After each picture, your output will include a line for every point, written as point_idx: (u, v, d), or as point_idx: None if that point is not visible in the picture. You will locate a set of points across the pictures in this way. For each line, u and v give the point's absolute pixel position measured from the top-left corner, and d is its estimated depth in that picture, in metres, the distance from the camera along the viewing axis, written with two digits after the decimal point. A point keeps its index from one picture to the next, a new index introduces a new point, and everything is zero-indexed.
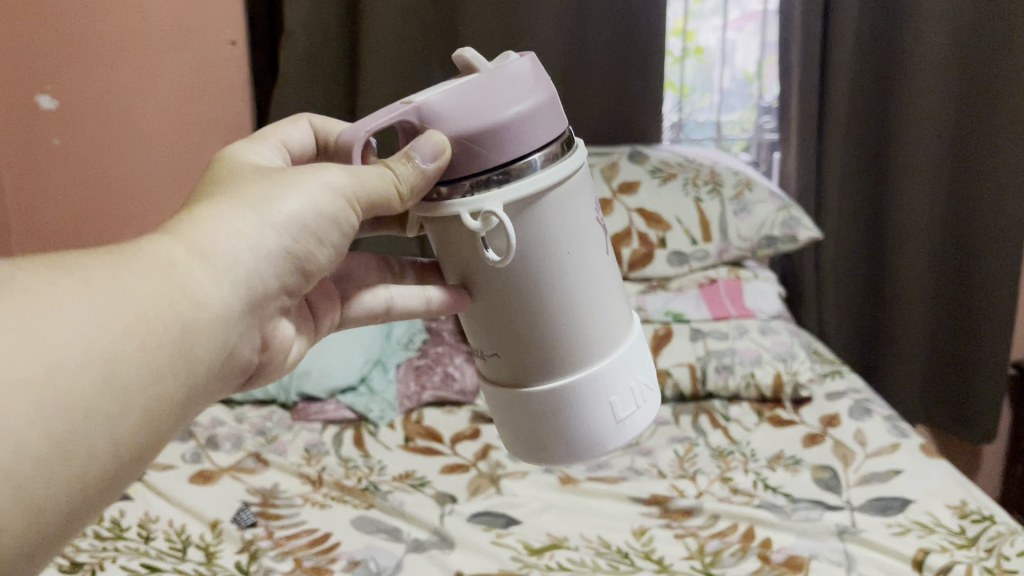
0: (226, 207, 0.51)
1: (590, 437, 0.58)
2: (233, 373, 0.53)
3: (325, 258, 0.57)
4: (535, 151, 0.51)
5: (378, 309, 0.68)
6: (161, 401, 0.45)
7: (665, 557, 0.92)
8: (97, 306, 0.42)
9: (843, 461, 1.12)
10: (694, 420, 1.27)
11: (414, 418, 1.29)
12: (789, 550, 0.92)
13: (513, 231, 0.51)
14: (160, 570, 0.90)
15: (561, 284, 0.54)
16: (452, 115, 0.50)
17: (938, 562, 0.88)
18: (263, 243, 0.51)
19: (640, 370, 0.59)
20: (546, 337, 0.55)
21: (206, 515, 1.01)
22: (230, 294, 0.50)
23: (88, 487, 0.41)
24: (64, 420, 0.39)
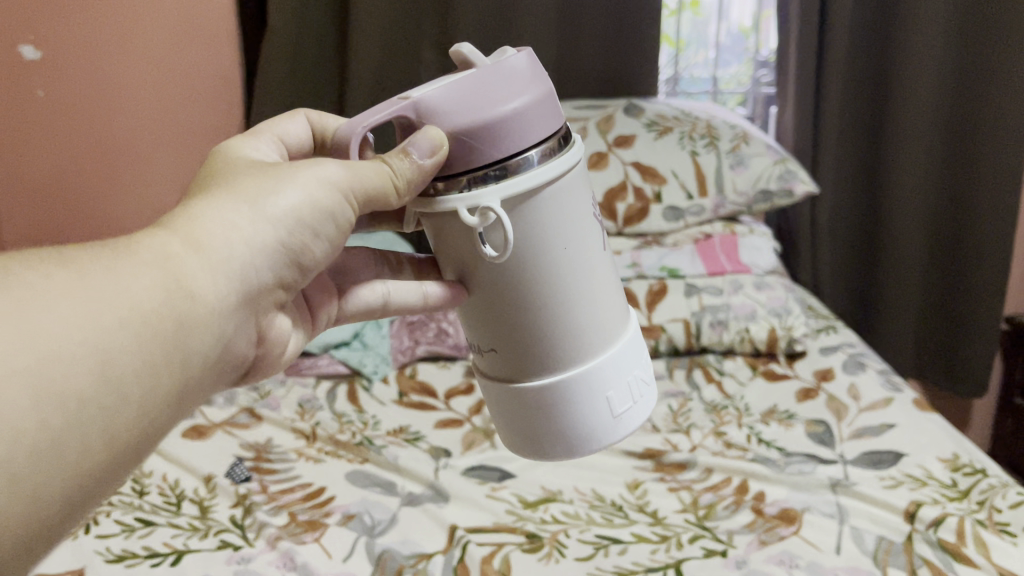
0: (221, 201, 0.50)
1: (587, 434, 0.56)
2: (228, 366, 0.52)
3: (321, 253, 0.55)
4: (532, 147, 0.50)
5: (376, 304, 0.67)
6: (159, 393, 0.44)
7: (659, 510, 0.93)
8: (92, 299, 0.41)
9: (837, 415, 1.12)
10: (688, 374, 1.27)
11: (408, 373, 1.30)
12: (782, 503, 0.93)
13: (510, 227, 0.50)
14: (154, 524, 0.90)
15: (558, 280, 0.53)
16: (449, 109, 0.49)
17: (930, 514, 0.89)
18: (259, 238, 0.50)
19: (638, 365, 0.58)
20: (544, 331, 0.54)
21: (200, 470, 1.01)
22: (225, 286, 0.49)
23: (89, 482, 0.41)
24: (63, 413, 0.39)
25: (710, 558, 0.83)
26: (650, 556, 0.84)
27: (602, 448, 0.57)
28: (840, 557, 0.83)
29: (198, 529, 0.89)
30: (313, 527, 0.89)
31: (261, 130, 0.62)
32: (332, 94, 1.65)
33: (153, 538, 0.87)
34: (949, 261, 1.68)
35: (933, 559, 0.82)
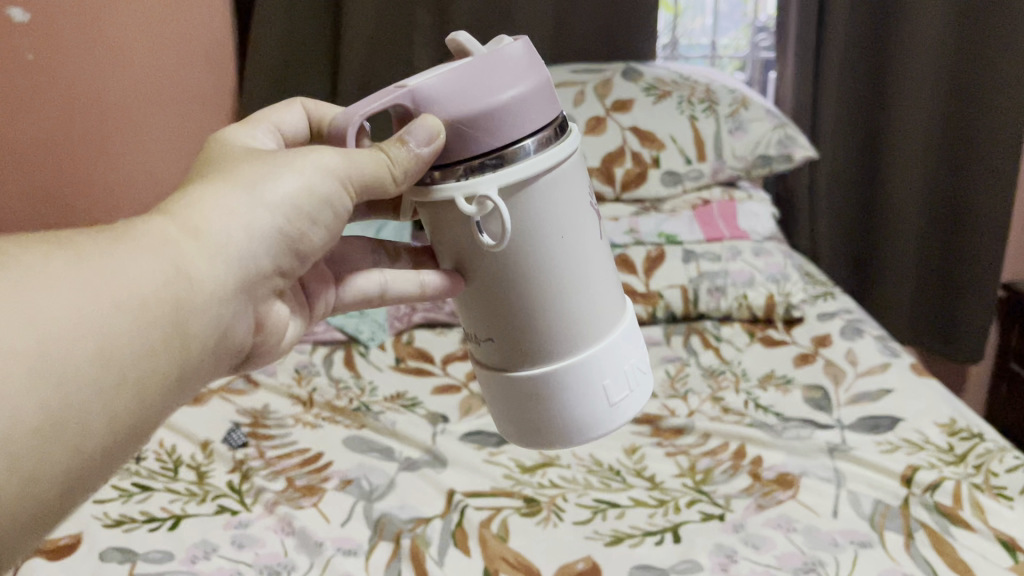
0: (217, 188, 0.49)
1: (585, 424, 0.55)
2: (227, 353, 0.51)
3: (320, 241, 0.53)
4: (528, 136, 0.49)
5: (372, 294, 0.64)
6: (158, 377, 0.43)
7: (657, 475, 0.93)
8: (90, 283, 0.40)
9: (834, 380, 1.12)
10: (685, 340, 1.27)
11: (405, 339, 1.29)
12: (780, 468, 0.93)
13: (508, 217, 0.49)
14: (151, 489, 0.90)
15: (555, 267, 0.51)
16: (446, 98, 0.48)
17: (926, 478, 0.89)
18: (256, 226, 0.49)
19: (636, 354, 0.57)
20: (541, 320, 0.52)
21: (196, 436, 1.00)
22: (224, 271, 0.48)
23: (86, 467, 0.40)
24: (60, 395, 0.38)
25: (708, 522, 0.84)
26: (648, 520, 0.84)
27: (599, 437, 0.56)
28: (836, 520, 0.84)
29: (196, 494, 0.89)
30: (311, 492, 0.89)
31: (257, 120, 0.60)
32: (327, 55, 1.63)
33: (151, 503, 0.87)
34: (948, 227, 1.67)
35: (930, 522, 0.82)
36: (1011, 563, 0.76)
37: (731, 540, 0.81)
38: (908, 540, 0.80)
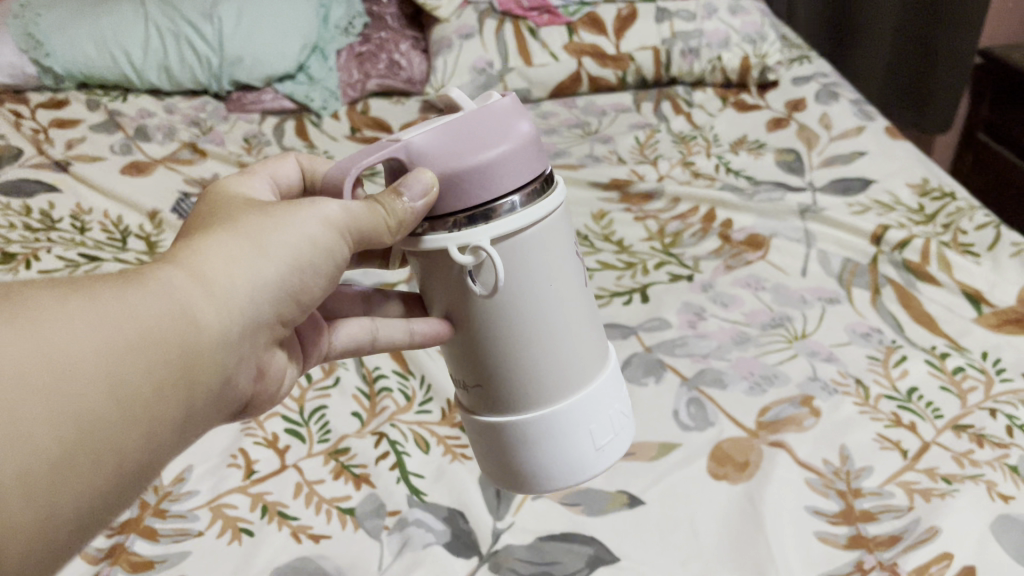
0: (221, 235, 0.38)
1: (568, 471, 0.44)
2: (226, 408, 0.40)
3: (321, 292, 0.42)
4: (526, 189, 0.39)
5: (363, 341, 0.51)
6: (163, 436, 0.33)
7: (625, 240, 0.91)
8: (97, 321, 0.31)
9: (807, 144, 1.09)
10: (656, 106, 1.23)
11: (360, 109, 1.24)
12: (751, 230, 0.91)
13: (503, 269, 0.39)
14: (99, 260, 0.83)
15: (547, 308, 0.42)
16: (446, 153, 0.38)
17: (897, 236, 0.87)
18: (263, 280, 0.37)
19: (622, 394, 0.47)
20: (518, 361, 0.42)
21: (143, 206, 0.94)
22: (232, 320, 0.36)
23: (66, 536, 0.30)
24: (58, 443, 0.29)
25: (676, 283, 0.83)
26: (615, 282, 0.83)
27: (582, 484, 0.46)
28: (805, 279, 0.83)
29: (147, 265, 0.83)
30: None
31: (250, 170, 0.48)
32: None
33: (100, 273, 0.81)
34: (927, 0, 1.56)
35: (896, 279, 0.82)
36: (974, 316, 0.77)
37: (699, 299, 0.80)
38: (875, 296, 0.80)
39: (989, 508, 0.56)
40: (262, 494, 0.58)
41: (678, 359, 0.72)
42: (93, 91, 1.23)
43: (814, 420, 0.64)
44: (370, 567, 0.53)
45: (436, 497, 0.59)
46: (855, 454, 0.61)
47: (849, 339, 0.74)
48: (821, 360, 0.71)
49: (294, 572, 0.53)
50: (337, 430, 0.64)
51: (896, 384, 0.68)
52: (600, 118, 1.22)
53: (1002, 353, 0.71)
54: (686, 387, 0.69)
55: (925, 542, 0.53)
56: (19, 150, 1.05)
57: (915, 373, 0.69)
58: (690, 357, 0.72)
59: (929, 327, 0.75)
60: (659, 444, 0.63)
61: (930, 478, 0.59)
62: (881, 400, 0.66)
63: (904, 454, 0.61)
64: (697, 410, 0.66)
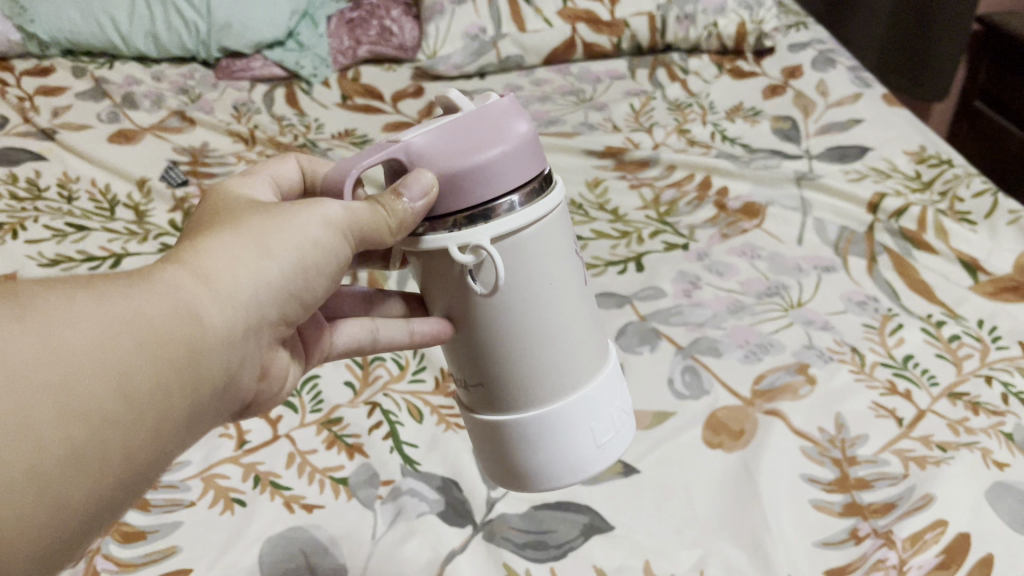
0: (223, 235, 0.37)
1: (567, 470, 0.44)
2: (228, 406, 0.40)
3: (323, 290, 0.42)
4: (526, 188, 0.39)
5: (364, 341, 0.51)
6: (168, 434, 0.33)
7: (620, 208, 0.90)
8: (102, 321, 0.31)
9: (804, 111, 1.07)
10: (651, 73, 1.21)
11: (351, 76, 1.22)
12: (746, 198, 0.91)
13: (504, 268, 0.39)
14: (87, 230, 0.82)
15: (547, 306, 0.41)
16: (446, 153, 0.38)
17: (894, 204, 0.86)
18: (265, 280, 0.37)
19: (622, 392, 0.46)
20: (518, 359, 0.42)
21: (131, 175, 0.92)
22: (235, 320, 0.36)
23: (73, 533, 0.30)
24: (67, 440, 0.29)
25: (672, 253, 0.82)
26: (610, 251, 0.82)
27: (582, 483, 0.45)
28: (801, 248, 0.83)
29: (136, 234, 0.82)
30: None
31: (249, 171, 0.48)
32: None
33: (88, 243, 0.80)
34: None
35: (893, 247, 0.81)
36: (970, 284, 0.76)
37: (695, 268, 0.79)
38: (871, 264, 0.79)
39: (984, 475, 0.56)
40: (254, 465, 0.58)
41: (673, 328, 0.71)
42: (78, 58, 1.21)
43: (809, 388, 0.64)
44: (363, 536, 0.53)
45: (430, 467, 0.59)
46: (850, 422, 0.61)
47: (845, 307, 0.74)
48: (817, 329, 0.71)
49: (287, 542, 0.52)
50: (329, 399, 0.64)
51: (892, 352, 0.68)
52: (594, 85, 1.20)
53: (998, 321, 0.71)
54: (681, 356, 0.68)
55: (921, 509, 0.53)
56: (4, 118, 1.04)
57: (911, 342, 0.69)
58: (685, 326, 0.72)
59: (925, 295, 0.75)
60: (653, 413, 0.63)
61: (925, 446, 0.59)
62: (876, 367, 0.66)
63: (900, 422, 0.61)
64: (693, 379, 0.66)
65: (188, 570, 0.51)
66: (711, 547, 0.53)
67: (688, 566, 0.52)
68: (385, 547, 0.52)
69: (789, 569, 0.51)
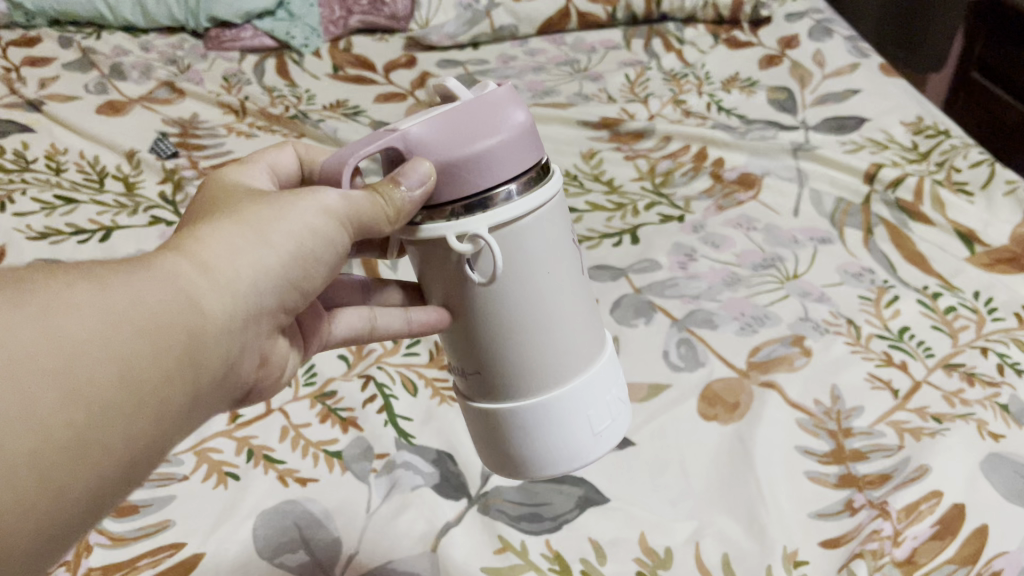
0: (222, 224, 0.37)
1: (563, 459, 0.43)
2: (230, 394, 0.39)
3: (322, 280, 0.41)
4: (524, 175, 0.38)
5: (362, 330, 0.51)
6: (167, 422, 0.33)
7: (615, 179, 0.90)
8: (102, 309, 0.30)
9: (800, 82, 1.06)
10: (647, 44, 1.20)
11: (342, 46, 1.21)
12: (742, 169, 0.90)
13: (501, 257, 0.38)
14: (76, 202, 0.81)
15: (544, 296, 0.41)
16: (446, 142, 0.37)
17: (890, 175, 0.85)
18: (264, 269, 0.37)
19: (618, 380, 0.46)
20: (515, 347, 0.41)
21: (120, 146, 0.91)
22: (235, 309, 0.36)
23: (71, 522, 0.29)
24: (64, 428, 0.28)
25: (667, 224, 0.81)
26: (605, 224, 0.82)
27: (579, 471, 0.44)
28: (797, 219, 0.82)
29: (126, 207, 0.81)
30: None
31: (247, 159, 0.47)
32: None
33: (77, 216, 0.79)
34: None
35: (889, 218, 0.81)
36: (967, 255, 0.76)
37: (690, 240, 0.79)
38: (867, 236, 0.79)
39: (979, 445, 0.56)
40: (248, 439, 0.58)
41: (668, 300, 0.71)
42: (65, 28, 1.19)
43: (805, 360, 0.64)
44: (358, 510, 0.53)
45: (425, 440, 0.58)
46: (845, 393, 0.61)
47: (841, 279, 0.73)
48: (813, 301, 0.70)
49: (281, 516, 0.52)
50: (322, 373, 0.63)
51: (888, 323, 0.68)
52: (589, 55, 1.19)
53: (994, 292, 0.71)
54: (676, 328, 0.68)
55: (916, 480, 0.53)
56: None
57: (907, 313, 0.69)
58: (680, 298, 0.71)
59: (921, 267, 0.75)
60: (649, 385, 0.63)
61: (920, 417, 0.59)
62: (872, 339, 0.66)
63: (895, 394, 0.61)
64: (688, 350, 0.66)
65: (182, 544, 0.50)
66: (707, 519, 0.53)
67: (684, 538, 0.52)
68: (380, 521, 0.52)
69: (784, 541, 0.51)
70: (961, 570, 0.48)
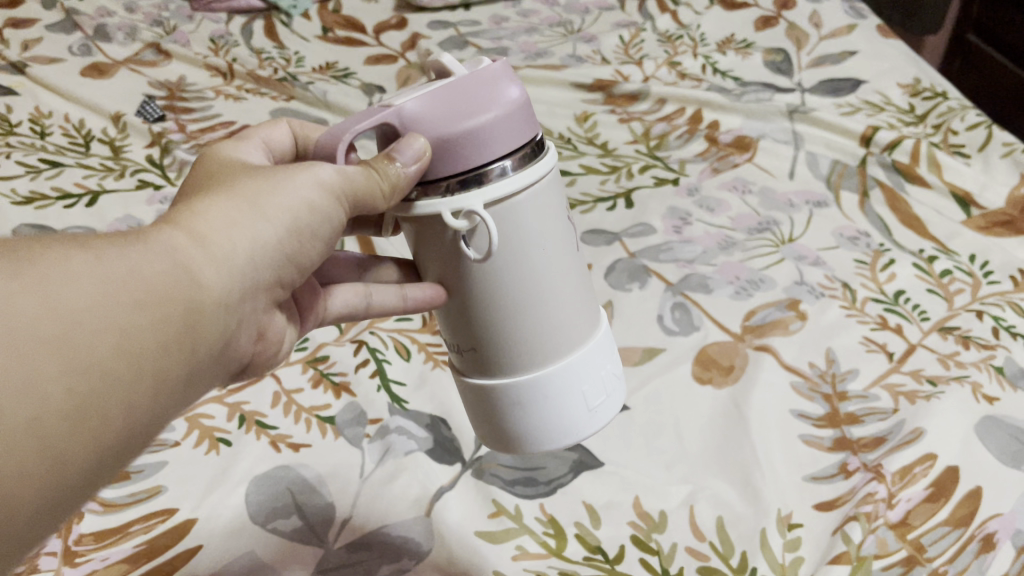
0: (217, 197, 0.36)
1: (559, 434, 0.43)
2: (226, 369, 0.38)
3: (318, 255, 0.40)
4: (521, 151, 0.38)
5: (357, 307, 0.50)
6: (164, 396, 0.32)
7: (609, 143, 0.89)
8: (100, 279, 0.29)
9: (797, 43, 1.05)
10: (641, 4, 1.18)
11: (332, 7, 1.18)
12: (738, 132, 0.89)
13: (497, 232, 0.38)
14: (62, 166, 0.80)
15: (539, 271, 0.40)
16: (441, 117, 0.36)
17: (887, 137, 0.84)
18: (260, 242, 0.36)
19: (613, 355, 0.45)
20: (511, 323, 0.40)
21: (106, 109, 0.89)
22: (232, 283, 0.35)
23: (67, 496, 0.28)
24: (60, 400, 0.27)
25: (662, 188, 0.80)
26: (599, 187, 0.81)
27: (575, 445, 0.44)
28: (793, 182, 0.81)
29: (113, 171, 0.80)
30: None
31: (241, 135, 0.46)
32: None
33: (63, 180, 0.77)
34: None
35: (885, 181, 0.80)
36: (963, 219, 0.76)
37: (685, 203, 0.78)
38: (863, 198, 0.78)
39: (974, 408, 0.55)
40: (239, 405, 0.57)
41: (663, 264, 0.70)
42: None
43: (800, 323, 0.64)
44: (351, 475, 0.53)
45: (418, 404, 0.58)
46: (840, 357, 0.61)
47: (837, 242, 0.73)
48: (808, 264, 0.70)
49: (273, 481, 0.52)
50: (314, 339, 0.63)
51: (884, 287, 0.67)
52: (582, 16, 1.17)
53: (990, 255, 0.70)
54: (670, 292, 0.67)
55: (910, 443, 0.53)
56: None
57: (903, 277, 0.68)
58: (675, 262, 0.71)
59: (917, 230, 0.74)
60: (643, 349, 0.62)
61: (915, 380, 0.59)
62: (867, 303, 0.66)
63: (890, 357, 0.61)
64: (682, 315, 0.65)
65: (174, 510, 0.50)
66: (701, 482, 0.53)
67: (679, 501, 0.52)
68: (374, 486, 0.52)
69: (779, 504, 0.51)
70: (954, 532, 0.48)
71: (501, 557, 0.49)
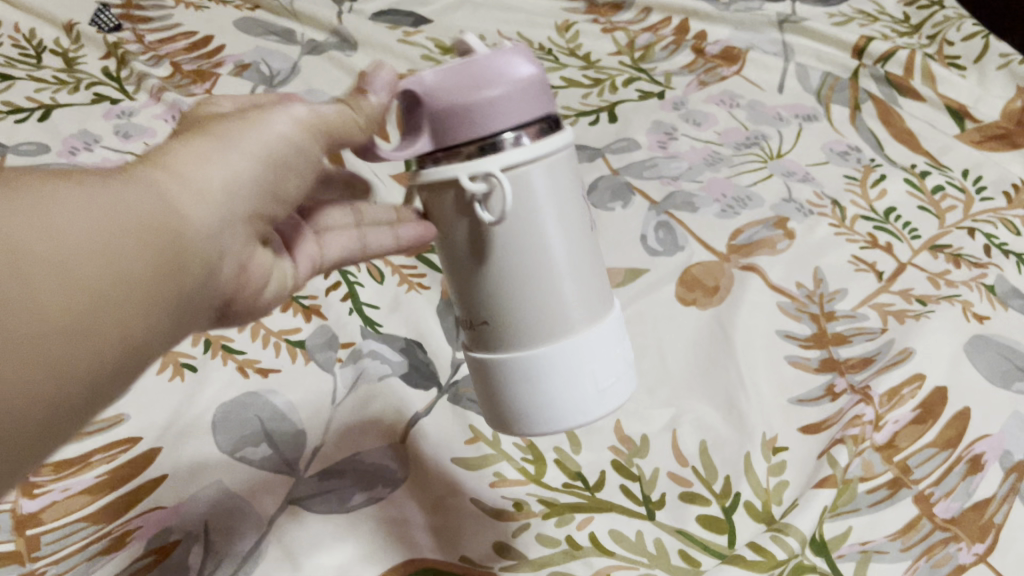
0: (191, 138, 0.33)
1: (565, 412, 0.39)
2: (210, 311, 0.35)
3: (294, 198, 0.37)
4: (536, 128, 0.36)
5: (353, 251, 0.46)
6: (154, 335, 0.29)
7: (592, 54, 0.85)
8: (87, 208, 0.27)
9: None
10: None
11: None
12: (726, 43, 0.85)
13: (511, 195, 0.36)
14: (12, 79, 0.75)
15: (548, 237, 0.37)
16: (461, 85, 0.35)
17: (881, 48, 0.81)
18: (239, 180, 0.33)
19: (627, 341, 0.42)
20: (518, 289, 0.38)
21: (58, 19, 0.84)
22: (216, 216, 0.32)
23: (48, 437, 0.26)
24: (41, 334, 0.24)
25: (646, 102, 0.77)
26: (581, 101, 0.77)
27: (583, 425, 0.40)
28: (782, 96, 0.78)
29: (66, 83, 0.75)
30: (202, 79, 0.77)
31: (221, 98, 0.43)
32: None
33: (14, 93, 0.73)
34: None
35: (878, 94, 0.77)
36: (956, 132, 0.73)
37: (670, 117, 0.75)
38: (854, 113, 0.76)
39: (965, 328, 0.54)
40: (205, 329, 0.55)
41: (647, 181, 0.68)
42: None
43: (788, 243, 0.61)
44: (323, 402, 0.51)
45: (393, 329, 0.56)
46: (828, 276, 0.59)
47: (827, 158, 0.70)
48: (797, 181, 0.67)
49: (241, 409, 0.50)
50: None
51: (874, 204, 0.65)
52: None
53: (984, 171, 0.68)
54: (654, 211, 0.65)
55: (899, 363, 0.52)
56: None
57: (894, 193, 0.66)
58: (659, 179, 0.68)
59: (910, 146, 0.72)
60: (625, 270, 0.60)
61: (904, 299, 0.57)
62: (857, 221, 0.63)
63: (879, 277, 0.59)
64: (666, 235, 0.63)
65: (138, 439, 0.48)
66: (684, 405, 0.51)
67: (661, 425, 0.50)
68: (347, 412, 0.50)
69: (764, 427, 0.50)
70: (941, 454, 0.47)
71: (479, 484, 0.47)
